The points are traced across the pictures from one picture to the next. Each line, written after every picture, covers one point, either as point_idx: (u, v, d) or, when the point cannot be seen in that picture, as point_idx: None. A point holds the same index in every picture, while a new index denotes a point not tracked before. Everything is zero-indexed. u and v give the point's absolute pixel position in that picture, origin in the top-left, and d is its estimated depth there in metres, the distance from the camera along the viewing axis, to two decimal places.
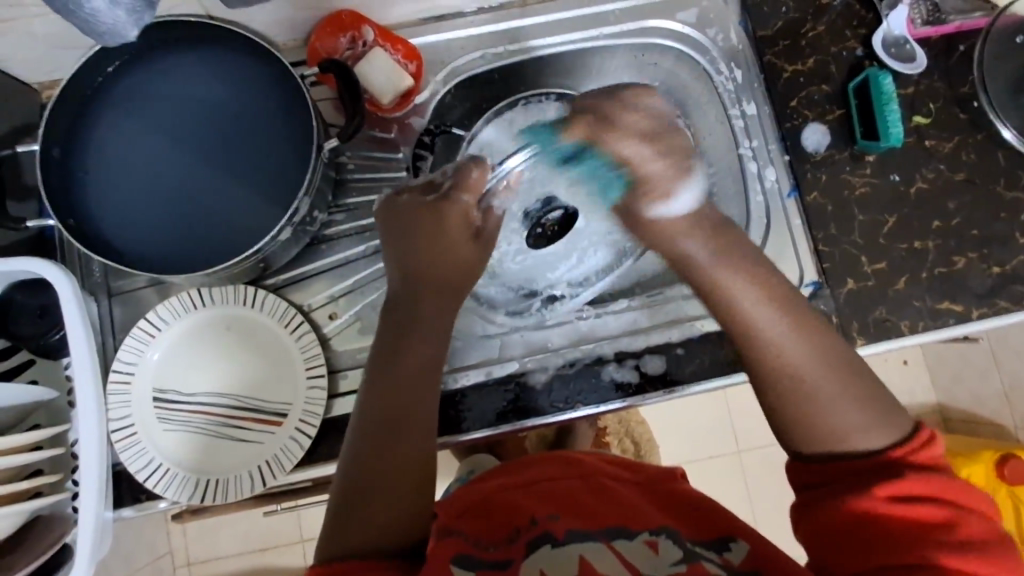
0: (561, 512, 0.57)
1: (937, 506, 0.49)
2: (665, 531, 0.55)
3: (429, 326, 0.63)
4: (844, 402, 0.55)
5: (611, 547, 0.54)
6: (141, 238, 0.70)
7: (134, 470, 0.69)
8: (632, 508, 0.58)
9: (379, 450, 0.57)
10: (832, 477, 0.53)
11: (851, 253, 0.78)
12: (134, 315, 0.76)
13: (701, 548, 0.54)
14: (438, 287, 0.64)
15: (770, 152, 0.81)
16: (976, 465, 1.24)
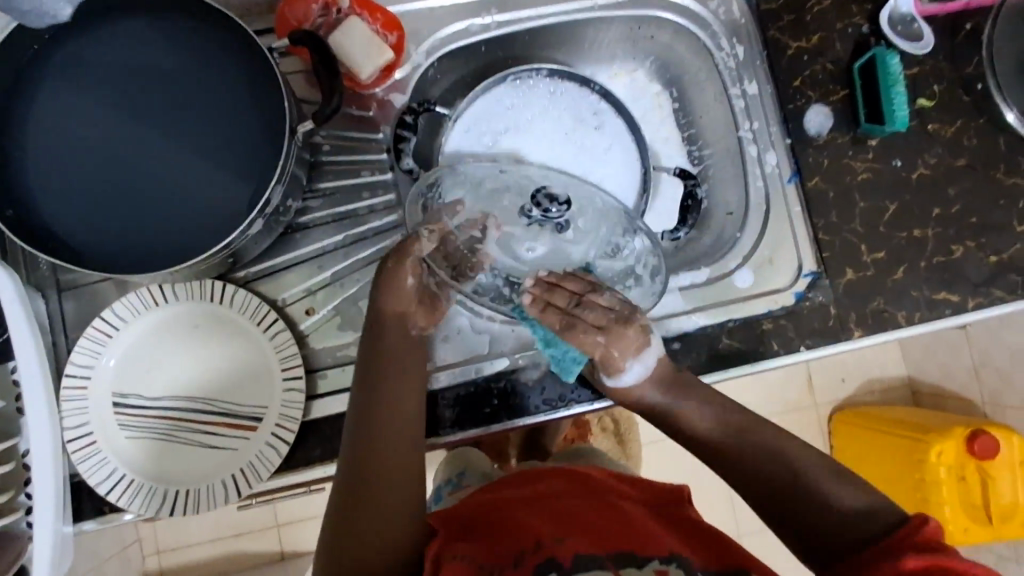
0: (570, 535, 0.55)
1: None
2: (675, 560, 0.53)
3: (405, 367, 0.64)
4: (829, 488, 0.60)
5: (619, 575, 0.51)
6: (92, 230, 0.62)
7: (94, 483, 0.64)
8: (645, 534, 0.56)
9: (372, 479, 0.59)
10: (850, 560, 0.54)
11: (852, 241, 0.76)
12: (87, 311, 0.69)
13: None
14: (399, 339, 0.65)
15: (771, 134, 0.77)
16: (948, 441, 1.25)
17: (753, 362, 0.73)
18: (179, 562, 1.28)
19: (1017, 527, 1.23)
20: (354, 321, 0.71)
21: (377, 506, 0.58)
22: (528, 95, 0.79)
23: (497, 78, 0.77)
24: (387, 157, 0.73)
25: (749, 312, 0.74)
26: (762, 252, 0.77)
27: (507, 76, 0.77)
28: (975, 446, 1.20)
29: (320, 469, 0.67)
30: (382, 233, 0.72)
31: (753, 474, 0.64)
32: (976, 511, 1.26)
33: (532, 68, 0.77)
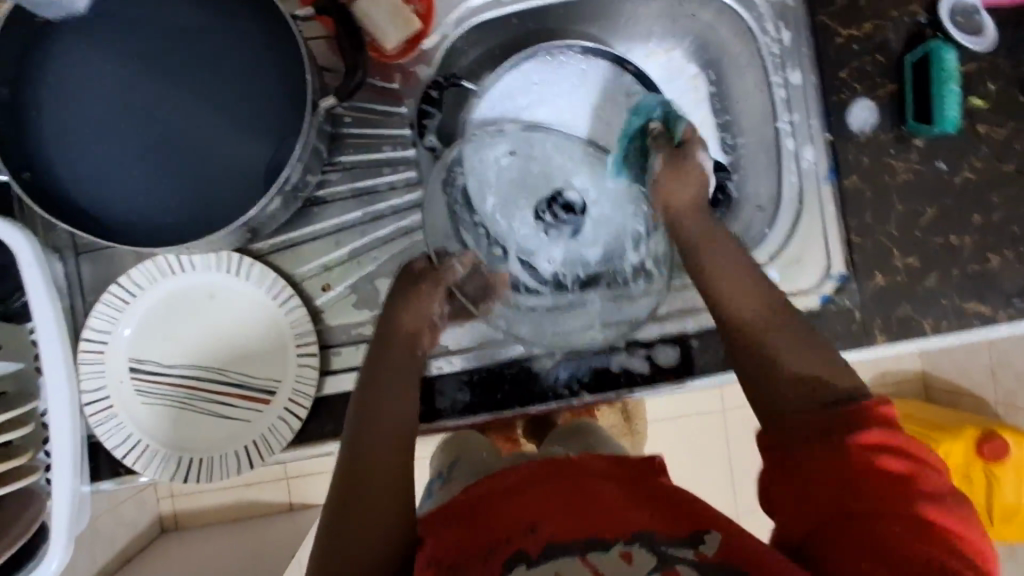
0: (541, 522, 0.51)
1: (905, 461, 0.45)
2: (640, 539, 0.49)
3: (397, 369, 0.61)
4: (803, 345, 0.53)
5: (585, 561, 0.47)
6: (110, 197, 0.61)
7: (111, 446, 0.65)
8: (617, 512, 0.51)
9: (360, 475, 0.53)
10: (810, 440, 0.48)
11: (884, 245, 0.73)
12: (103, 276, 0.69)
13: (674, 548, 0.48)
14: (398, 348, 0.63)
15: (810, 128, 0.74)
16: (957, 443, 1.24)
17: None
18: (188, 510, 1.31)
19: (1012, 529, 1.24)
20: (370, 300, 0.70)
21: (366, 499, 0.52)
22: (560, 73, 0.75)
23: (527, 55, 0.72)
24: (410, 133, 0.70)
25: None
26: (789, 250, 0.74)
27: (539, 51, 0.73)
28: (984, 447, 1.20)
29: (331, 445, 0.68)
30: (403, 211, 0.71)
31: (753, 334, 0.55)
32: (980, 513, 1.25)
33: (566, 45, 0.72)
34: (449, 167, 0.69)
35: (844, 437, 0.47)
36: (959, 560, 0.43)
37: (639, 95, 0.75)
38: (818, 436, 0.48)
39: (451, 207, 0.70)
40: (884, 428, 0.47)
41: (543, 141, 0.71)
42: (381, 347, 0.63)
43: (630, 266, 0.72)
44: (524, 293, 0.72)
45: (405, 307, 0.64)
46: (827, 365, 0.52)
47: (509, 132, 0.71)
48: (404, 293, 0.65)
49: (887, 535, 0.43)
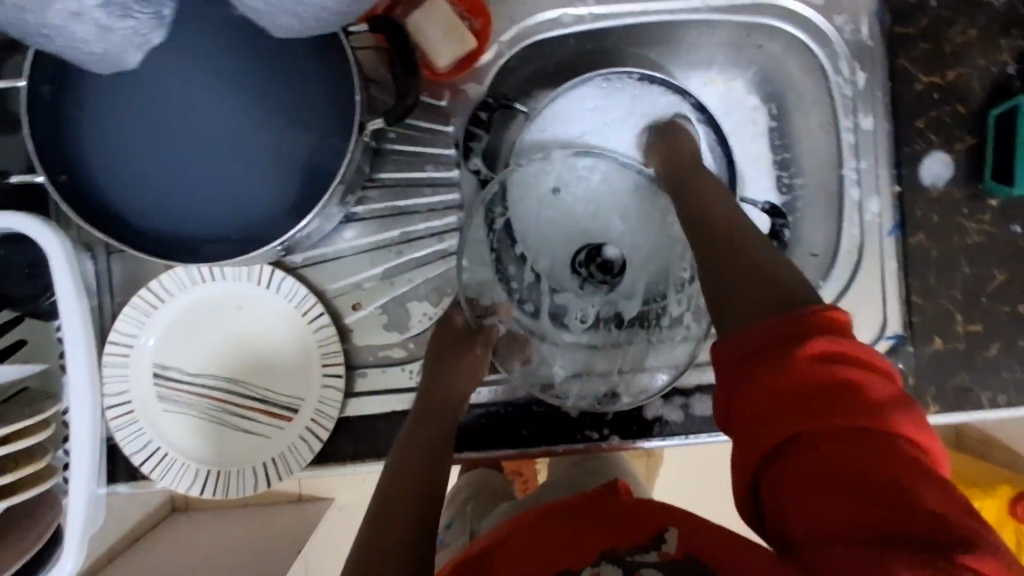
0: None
1: (852, 369, 0.37)
2: (605, 559, 0.43)
3: (435, 421, 0.60)
4: (766, 266, 0.48)
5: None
6: (147, 203, 0.60)
7: (130, 452, 0.64)
8: (581, 538, 0.46)
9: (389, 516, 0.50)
10: (763, 362, 0.39)
11: (946, 308, 0.69)
12: (135, 278, 0.68)
13: (636, 552, 0.43)
14: (438, 400, 0.62)
15: (878, 178, 0.70)
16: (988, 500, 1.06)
17: None
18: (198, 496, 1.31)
19: None
20: (401, 323, 0.68)
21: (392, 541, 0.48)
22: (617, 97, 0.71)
23: (580, 80, 0.69)
24: (453, 153, 0.68)
25: None
26: (843, 305, 0.70)
27: (597, 76, 0.69)
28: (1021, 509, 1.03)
29: (351, 469, 0.66)
30: (441, 233, 0.68)
31: (731, 234, 0.53)
32: None
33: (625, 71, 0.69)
34: (485, 210, 0.66)
35: (789, 348, 0.38)
36: (924, 481, 0.33)
37: (705, 129, 0.71)
38: (770, 351, 0.39)
39: (486, 253, 0.67)
40: (829, 340, 0.38)
41: (586, 184, 0.67)
42: (427, 399, 0.62)
43: (673, 319, 0.67)
44: (558, 347, 0.68)
45: (458, 370, 0.64)
46: (782, 298, 0.44)
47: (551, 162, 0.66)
48: (451, 354, 0.65)
49: (840, 468, 0.34)
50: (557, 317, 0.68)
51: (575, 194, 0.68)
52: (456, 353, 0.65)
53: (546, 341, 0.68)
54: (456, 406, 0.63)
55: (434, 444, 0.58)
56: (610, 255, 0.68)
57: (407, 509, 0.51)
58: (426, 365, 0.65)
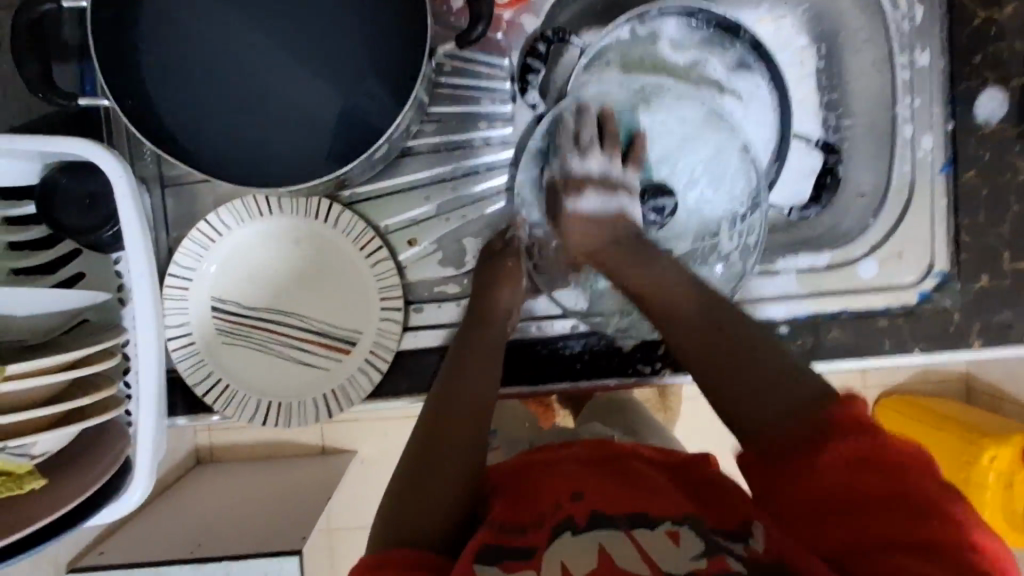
0: (588, 493, 0.51)
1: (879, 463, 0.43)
2: (689, 521, 0.48)
3: (484, 348, 0.62)
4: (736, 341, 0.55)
5: (630, 536, 0.46)
6: (213, 133, 0.61)
7: (192, 384, 0.65)
8: (656, 492, 0.51)
9: (431, 459, 0.54)
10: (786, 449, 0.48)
11: (995, 245, 0.70)
12: (190, 212, 0.67)
13: (728, 539, 0.46)
14: (477, 329, 0.63)
15: (932, 115, 0.70)
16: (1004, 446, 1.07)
17: (862, 357, 0.70)
18: None
19: None
20: (456, 258, 0.69)
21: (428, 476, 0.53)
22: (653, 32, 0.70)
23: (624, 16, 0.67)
24: (508, 87, 0.67)
25: (868, 306, 0.70)
26: (892, 243, 0.71)
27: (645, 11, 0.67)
28: None
29: (409, 401, 0.67)
30: (494, 169, 0.68)
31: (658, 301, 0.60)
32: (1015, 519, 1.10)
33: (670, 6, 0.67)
34: (538, 153, 0.67)
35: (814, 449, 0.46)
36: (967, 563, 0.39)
37: (751, 63, 0.71)
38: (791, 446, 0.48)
39: (539, 192, 0.68)
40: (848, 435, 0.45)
41: (643, 125, 0.69)
42: (473, 330, 0.63)
43: (722, 257, 0.69)
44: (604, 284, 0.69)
45: (497, 286, 0.65)
46: (775, 382, 0.52)
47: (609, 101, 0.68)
48: (488, 275, 0.65)
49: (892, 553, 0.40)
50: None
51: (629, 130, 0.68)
52: (489, 274, 0.65)
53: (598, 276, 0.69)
54: (500, 330, 0.64)
55: (481, 393, 0.59)
56: (665, 202, 0.69)
57: (450, 456, 0.55)
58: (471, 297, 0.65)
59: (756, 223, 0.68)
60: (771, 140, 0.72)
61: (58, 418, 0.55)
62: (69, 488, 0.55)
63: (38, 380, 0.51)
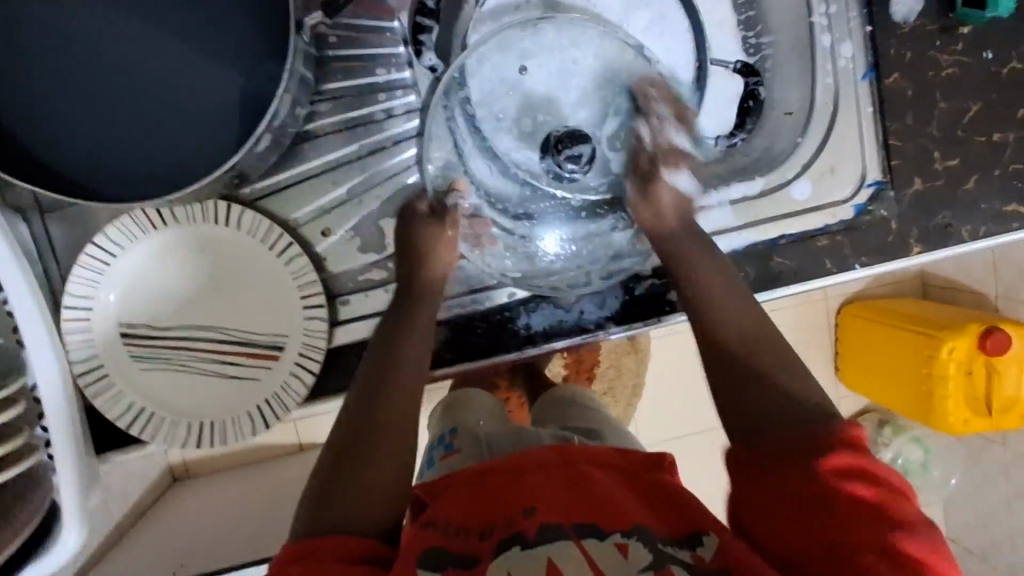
0: (538, 503, 0.51)
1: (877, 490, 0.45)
2: (638, 532, 0.49)
3: (417, 331, 0.60)
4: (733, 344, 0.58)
5: (580, 546, 0.48)
6: (75, 148, 0.55)
7: (113, 417, 0.60)
8: (605, 498, 0.52)
9: (366, 456, 0.53)
10: (777, 459, 0.49)
11: (925, 147, 0.68)
12: (78, 235, 0.62)
13: (674, 549, 0.48)
14: (407, 317, 0.60)
15: (850, 21, 0.66)
16: (961, 337, 1.10)
17: (807, 279, 0.68)
18: None
19: (1010, 418, 1.15)
20: (376, 242, 0.64)
21: (363, 467, 0.53)
22: None
23: None
24: (403, 51, 0.62)
25: (805, 227, 0.68)
26: (823, 159, 0.69)
27: None
28: (987, 342, 1.08)
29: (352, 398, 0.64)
30: (402, 141, 0.63)
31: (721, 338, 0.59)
32: (978, 404, 1.13)
33: None
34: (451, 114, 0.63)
35: (813, 458, 0.48)
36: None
37: None
38: (784, 458, 0.49)
39: (452, 160, 0.65)
40: (833, 453, 0.47)
41: (551, 70, 0.65)
42: (416, 301, 0.61)
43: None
44: (537, 247, 0.67)
45: (427, 254, 0.62)
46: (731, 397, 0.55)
47: (512, 49, 0.64)
48: (417, 241, 0.62)
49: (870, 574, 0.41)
50: (536, 225, 0.67)
51: (540, 78, 0.65)
52: (418, 255, 0.62)
53: (529, 239, 0.67)
54: (429, 309, 0.61)
55: (415, 367, 0.59)
56: (575, 151, 0.65)
57: (382, 451, 0.54)
58: (398, 264, 0.62)
59: None
60: (687, 63, 0.70)
61: None
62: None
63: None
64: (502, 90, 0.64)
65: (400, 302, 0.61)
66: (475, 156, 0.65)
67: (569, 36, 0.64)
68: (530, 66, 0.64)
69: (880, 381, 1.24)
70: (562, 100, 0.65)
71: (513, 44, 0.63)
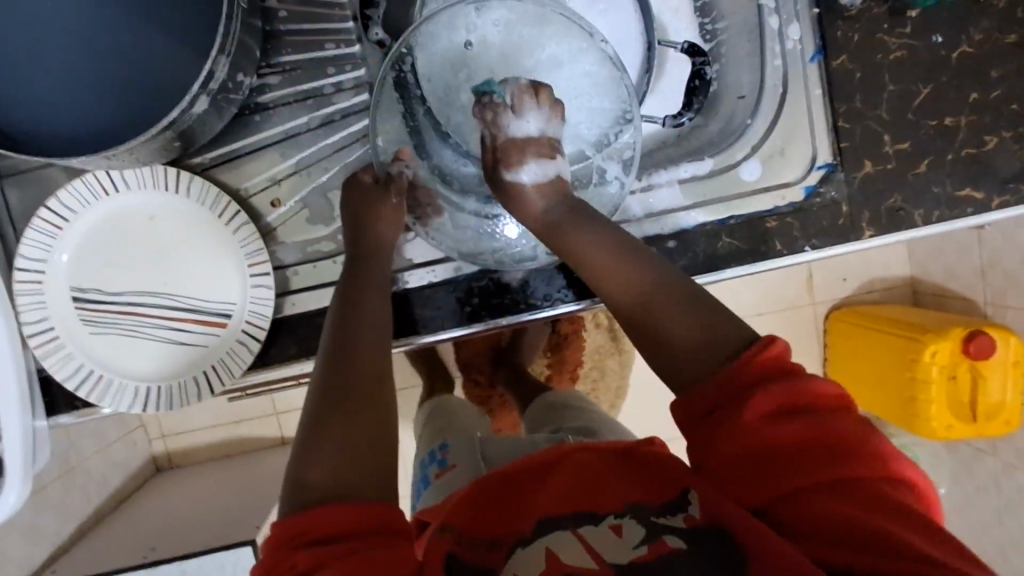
0: (539, 504, 0.52)
1: (815, 416, 0.46)
2: (629, 511, 0.49)
3: (377, 293, 0.61)
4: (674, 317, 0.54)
5: (577, 534, 0.48)
6: (34, 112, 0.59)
7: (61, 379, 0.62)
8: (597, 485, 0.52)
9: (339, 421, 0.53)
10: (720, 410, 0.48)
11: (874, 130, 0.68)
12: (35, 201, 0.64)
13: (665, 517, 0.48)
14: (365, 279, 0.61)
15: (796, 3, 0.68)
16: (942, 340, 1.08)
17: (755, 262, 0.68)
18: (183, 449, 1.24)
19: (997, 426, 1.11)
20: (326, 214, 0.66)
21: (338, 433, 0.52)
22: None
23: None
24: (353, 27, 0.64)
25: (754, 208, 0.68)
26: (772, 142, 0.70)
27: None
28: (971, 346, 1.05)
29: (297, 366, 0.65)
30: (351, 115, 0.65)
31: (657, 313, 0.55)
32: (960, 409, 1.11)
33: None
34: (397, 87, 0.64)
35: (750, 401, 0.47)
36: (928, 533, 0.42)
37: None
38: (724, 405, 0.48)
39: (403, 133, 0.66)
40: (774, 389, 0.47)
41: (500, 50, 0.67)
42: (367, 258, 0.63)
43: (608, 180, 0.67)
44: (489, 224, 0.67)
45: (382, 221, 0.64)
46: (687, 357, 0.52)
47: (462, 27, 0.65)
48: (370, 208, 0.63)
49: (843, 517, 0.43)
50: (490, 202, 0.68)
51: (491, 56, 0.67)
52: (372, 220, 0.63)
53: (486, 217, 0.67)
54: (384, 268, 0.63)
55: (376, 325, 0.60)
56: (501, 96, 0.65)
57: (352, 413, 0.54)
58: (346, 224, 0.64)
59: (627, 139, 0.66)
60: (636, 44, 0.73)
61: None
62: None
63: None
64: (452, 68, 0.66)
65: (357, 264, 0.62)
66: (424, 130, 0.67)
67: (518, 16, 0.65)
68: (480, 45, 0.66)
69: (867, 385, 1.22)
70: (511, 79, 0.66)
71: (463, 22, 0.65)
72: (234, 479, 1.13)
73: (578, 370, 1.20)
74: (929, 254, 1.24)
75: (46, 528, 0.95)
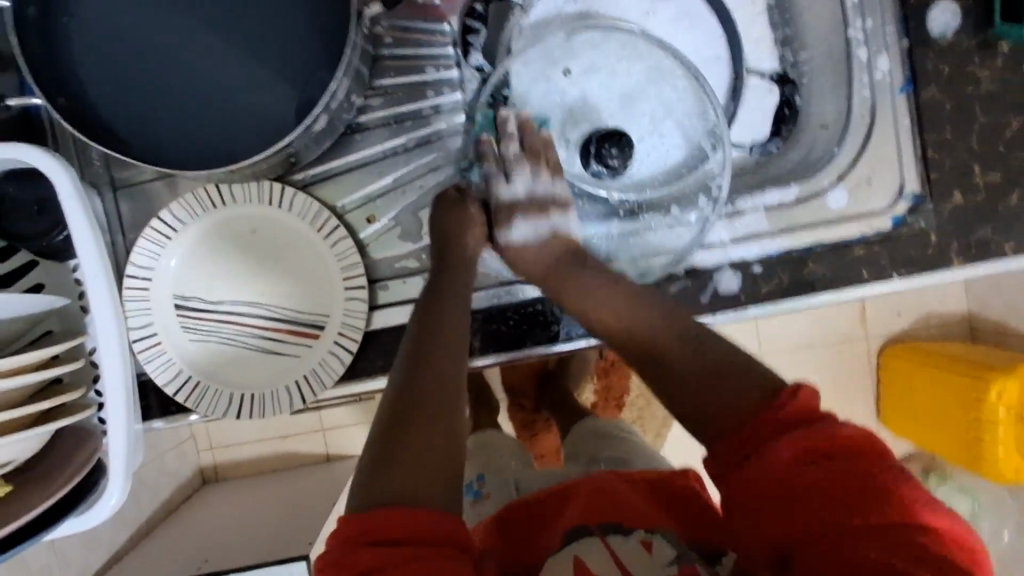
0: (570, 517, 0.55)
1: (841, 464, 0.45)
2: (662, 533, 0.53)
3: (456, 300, 0.61)
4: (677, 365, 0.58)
5: (605, 543, 0.52)
6: (153, 125, 0.62)
7: (161, 383, 0.64)
8: (631, 505, 0.55)
9: (414, 421, 0.51)
10: (745, 433, 0.50)
11: (964, 160, 0.68)
12: (144, 212, 0.67)
13: (695, 552, 0.52)
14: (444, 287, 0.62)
15: (886, 36, 0.68)
16: (1011, 378, 1.05)
17: (841, 289, 0.67)
18: (229, 461, 1.26)
19: None
20: (415, 232, 0.68)
21: (414, 437, 0.50)
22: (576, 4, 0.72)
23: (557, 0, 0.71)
24: (451, 52, 0.66)
25: (843, 236, 0.68)
26: (859, 171, 0.69)
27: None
28: None
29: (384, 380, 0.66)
30: (447, 136, 0.67)
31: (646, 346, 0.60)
32: None
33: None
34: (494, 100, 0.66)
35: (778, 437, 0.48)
36: None
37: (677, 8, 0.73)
38: (746, 446, 0.49)
39: (492, 153, 0.68)
40: (800, 433, 0.47)
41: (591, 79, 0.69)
42: (454, 274, 0.63)
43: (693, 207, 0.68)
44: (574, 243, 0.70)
45: (465, 235, 0.65)
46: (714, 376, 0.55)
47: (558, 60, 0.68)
48: (457, 225, 0.65)
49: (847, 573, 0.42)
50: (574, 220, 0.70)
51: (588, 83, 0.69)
52: (460, 231, 0.65)
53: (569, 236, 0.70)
54: (462, 277, 0.63)
55: (454, 331, 0.58)
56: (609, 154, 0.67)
57: (425, 412, 0.52)
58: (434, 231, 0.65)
59: (717, 163, 0.68)
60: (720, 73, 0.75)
61: (32, 420, 0.55)
62: (34, 497, 0.54)
63: (14, 383, 0.50)
64: (543, 95, 0.69)
65: (440, 273, 0.63)
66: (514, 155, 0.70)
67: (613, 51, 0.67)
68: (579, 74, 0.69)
69: None
70: (605, 109, 0.69)
71: (556, 53, 0.68)
72: (281, 494, 1.13)
73: (624, 399, 1.18)
74: (989, 289, 1.20)
75: (100, 536, 0.96)
